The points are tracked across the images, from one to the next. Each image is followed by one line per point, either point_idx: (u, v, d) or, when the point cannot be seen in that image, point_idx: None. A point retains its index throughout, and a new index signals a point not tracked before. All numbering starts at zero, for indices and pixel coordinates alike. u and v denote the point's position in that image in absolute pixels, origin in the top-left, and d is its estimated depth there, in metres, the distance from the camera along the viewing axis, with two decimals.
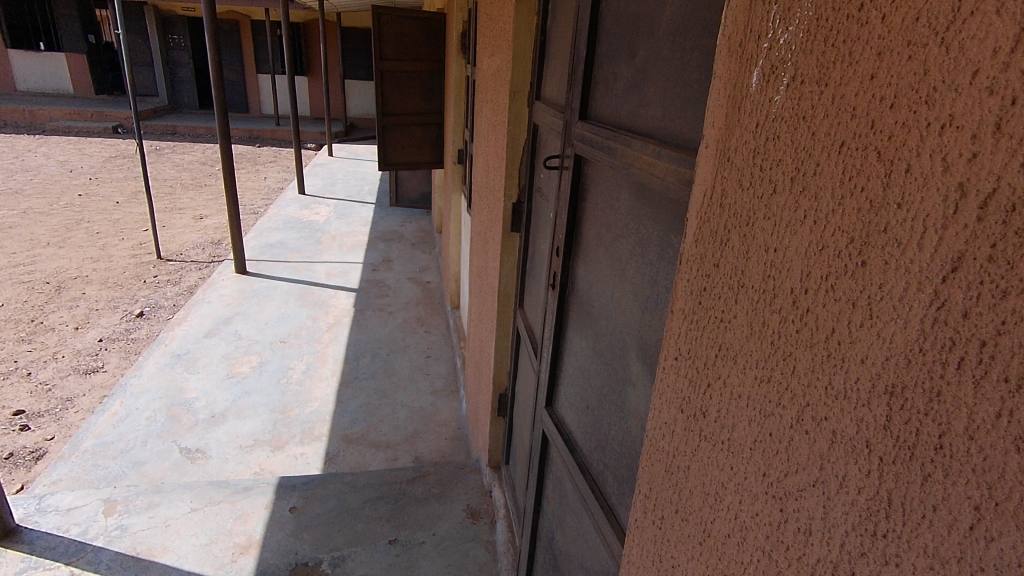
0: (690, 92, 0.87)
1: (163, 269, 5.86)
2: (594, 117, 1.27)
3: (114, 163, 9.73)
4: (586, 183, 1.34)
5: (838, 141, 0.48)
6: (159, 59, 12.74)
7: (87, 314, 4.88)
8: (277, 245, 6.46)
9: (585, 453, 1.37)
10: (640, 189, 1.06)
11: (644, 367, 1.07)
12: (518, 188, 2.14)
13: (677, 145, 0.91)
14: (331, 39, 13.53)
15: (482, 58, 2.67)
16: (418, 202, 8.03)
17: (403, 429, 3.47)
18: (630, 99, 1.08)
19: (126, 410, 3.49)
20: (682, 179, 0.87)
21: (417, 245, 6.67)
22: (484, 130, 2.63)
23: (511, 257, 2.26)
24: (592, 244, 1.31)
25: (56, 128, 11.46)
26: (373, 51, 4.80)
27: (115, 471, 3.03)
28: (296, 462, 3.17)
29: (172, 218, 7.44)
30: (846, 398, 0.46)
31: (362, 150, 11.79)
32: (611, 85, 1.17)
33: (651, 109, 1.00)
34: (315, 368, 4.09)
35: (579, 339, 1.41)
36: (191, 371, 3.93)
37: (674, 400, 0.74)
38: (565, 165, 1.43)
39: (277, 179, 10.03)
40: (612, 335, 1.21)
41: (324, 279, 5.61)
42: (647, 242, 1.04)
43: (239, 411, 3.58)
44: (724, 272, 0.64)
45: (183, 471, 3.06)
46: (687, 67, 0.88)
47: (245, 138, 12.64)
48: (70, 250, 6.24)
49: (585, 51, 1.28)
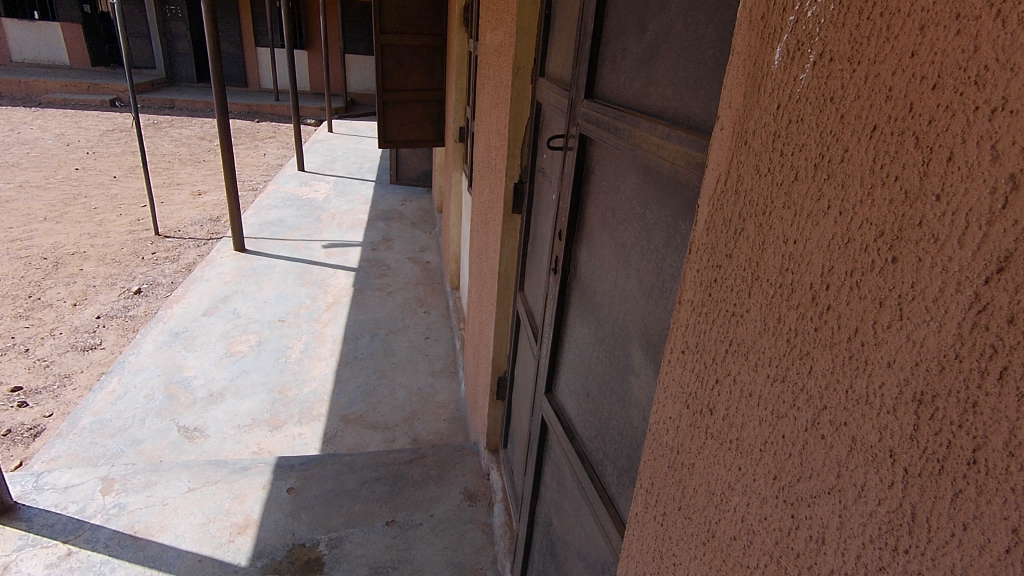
0: (703, 71, 0.83)
1: (161, 246, 5.80)
2: (600, 96, 1.21)
3: (112, 137, 9.61)
4: (590, 165, 1.28)
5: (870, 123, 0.43)
6: (156, 31, 12.54)
7: (84, 290, 4.83)
8: (276, 222, 6.40)
9: (585, 442, 1.35)
10: (646, 172, 1.02)
11: (647, 357, 1.05)
12: (519, 168, 2.09)
13: (687, 126, 0.88)
14: (330, 11, 13.29)
15: (485, 33, 2.59)
16: (419, 181, 7.95)
17: (401, 410, 3.47)
18: (639, 78, 1.03)
19: (124, 388, 3.49)
20: (693, 162, 0.84)
21: (417, 225, 6.62)
22: (486, 108, 2.55)
23: (513, 239, 2.22)
24: (596, 229, 1.27)
25: (52, 101, 11.33)
26: (374, 24, 4.68)
27: (114, 449, 3.02)
28: (295, 442, 3.17)
29: (170, 194, 7.36)
30: (869, 403, 0.43)
31: (361, 126, 11.66)
32: (619, 62, 1.11)
33: (659, 89, 0.96)
34: (313, 347, 4.07)
35: (580, 324, 1.38)
36: (189, 350, 3.91)
37: (680, 395, 0.71)
38: (568, 147, 1.37)
39: (277, 155, 9.91)
40: (614, 321, 1.19)
41: (323, 258, 5.56)
42: (655, 228, 1.00)
43: (237, 389, 3.57)
44: (738, 263, 0.59)
45: (182, 449, 3.05)
46: (701, 43, 0.83)
47: (244, 112, 12.48)
48: (67, 225, 6.19)
49: (591, 25, 1.21)
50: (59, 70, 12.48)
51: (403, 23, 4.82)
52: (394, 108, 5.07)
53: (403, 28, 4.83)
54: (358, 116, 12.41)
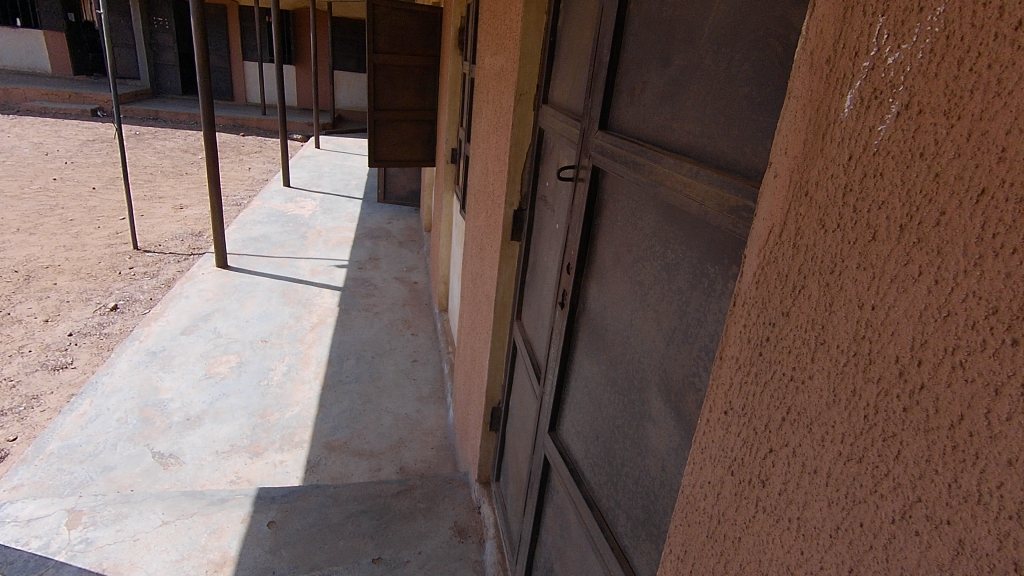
0: (737, 110, 0.80)
1: (140, 260, 5.63)
2: (615, 128, 1.17)
3: (92, 148, 9.41)
4: (602, 198, 1.24)
5: (977, 187, 0.39)
6: (142, 42, 12.42)
7: (57, 305, 4.65)
8: (260, 239, 6.28)
9: (594, 486, 1.29)
10: (667, 209, 0.98)
11: (667, 404, 1.01)
12: (519, 195, 2.05)
13: (717, 166, 0.84)
14: (321, 28, 13.32)
15: (485, 57, 2.57)
16: (407, 199, 7.91)
17: (387, 437, 3.36)
18: (663, 113, 0.98)
19: (96, 411, 3.33)
20: (725, 205, 0.80)
21: (405, 244, 6.55)
22: (484, 132, 2.52)
23: (510, 266, 2.16)
24: (608, 266, 1.22)
25: (32, 109, 11.10)
26: (368, 43, 4.66)
27: (82, 476, 2.87)
28: (275, 470, 3.04)
29: (151, 207, 7.19)
30: (982, 503, 0.38)
31: (349, 142, 11.63)
32: (638, 95, 1.07)
33: (684, 125, 0.92)
34: (297, 370, 3.95)
35: (590, 362, 1.32)
36: (166, 370, 3.77)
37: (724, 459, 0.66)
38: (578, 179, 1.33)
39: (262, 170, 9.79)
40: (629, 363, 1.14)
41: (308, 276, 5.45)
42: (677, 269, 0.96)
43: (216, 413, 3.43)
44: (797, 323, 0.55)
45: (155, 478, 2.91)
46: (735, 81, 0.80)
47: (229, 126, 12.36)
48: (41, 237, 5.99)
49: (607, 56, 1.17)
50: (39, 78, 12.25)
51: (397, 43, 4.81)
52: (386, 126, 5.02)
53: (396, 47, 4.83)
54: (346, 132, 12.36)
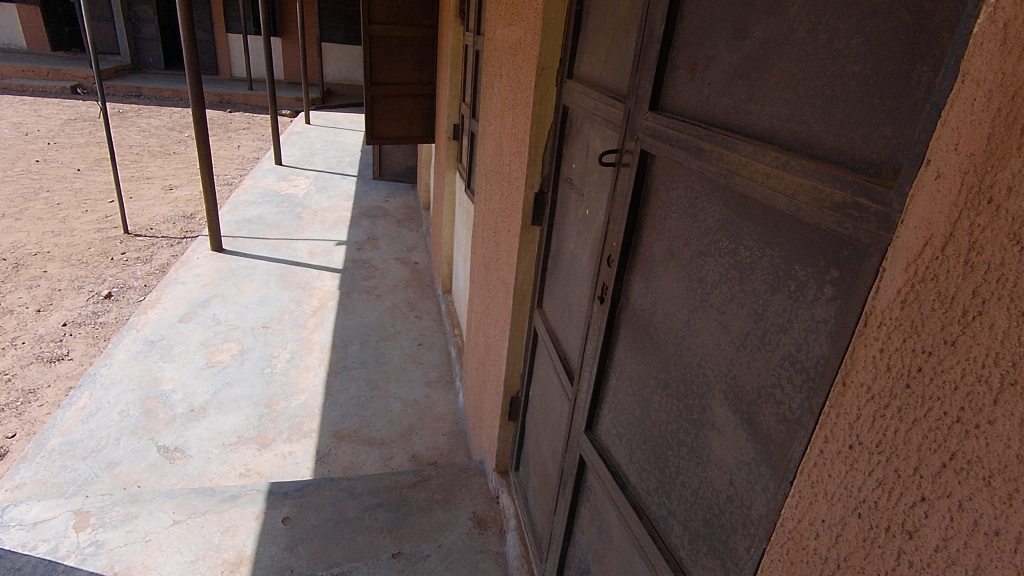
0: (844, 91, 0.69)
1: (132, 245, 5.47)
2: (669, 108, 1.06)
3: (74, 127, 9.10)
4: (651, 185, 1.13)
5: None
6: (121, 14, 11.96)
7: (49, 294, 4.50)
8: (255, 220, 6.12)
9: (639, 492, 1.22)
10: (740, 201, 0.88)
11: (734, 414, 0.92)
12: (540, 177, 1.93)
13: (812, 156, 0.74)
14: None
15: (496, 28, 2.42)
16: (403, 176, 7.72)
17: (398, 424, 3.30)
18: (736, 92, 0.87)
19: (96, 404, 3.24)
20: (826, 201, 0.71)
21: (403, 223, 6.40)
22: (496, 110, 2.38)
23: (530, 252, 2.06)
24: (658, 260, 1.12)
25: (9, 87, 10.71)
26: (362, 14, 4.45)
27: (86, 473, 2.79)
28: (285, 462, 2.98)
29: (140, 189, 6.98)
30: None
31: (340, 118, 11.33)
32: (700, 71, 0.96)
33: (766, 107, 0.81)
34: (301, 356, 3.87)
35: (633, 360, 1.23)
36: (166, 360, 3.67)
37: (848, 499, 0.58)
38: (621, 164, 1.22)
39: (252, 148, 9.52)
40: (684, 366, 1.05)
41: (306, 259, 5.32)
42: (753, 269, 0.86)
43: (220, 404, 3.35)
44: (969, 356, 0.46)
45: (162, 472, 2.84)
46: (840, 59, 0.69)
47: (216, 102, 12.00)
48: (27, 222, 5.79)
49: (661, 26, 1.05)
50: (15, 54, 11.79)
51: (393, 14, 4.60)
52: (383, 102, 4.84)
53: (392, 18, 4.61)
54: (336, 107, 12.02)
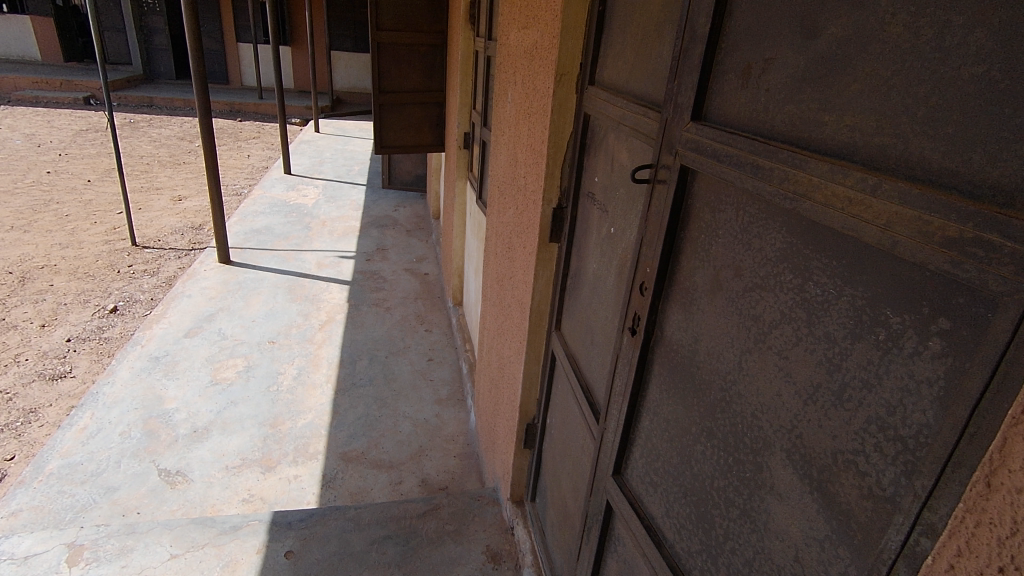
0: (958, 99, 0.55)
1: (139, 257, 5.40)
2: (714, 118, 0.92)
3: (85, 138, 9.11)
4: (692, 206, 1.00)
5: None
6: (133, 25, 12.07)
7: (54, 309, 4.43)
8: (263, 231, 6.05)
9: (676, 551, 1.07)
10: (810, 228, 0.74)
11: (800, 479, 0.78)
12: (559, 191, 1.79)
13: (908, 178, 0.60)
14: (316, 7, 12.90)
15: (509, 32, 2.30)
16: (413, 185, 7.64)
17: (407, 445, 3.17)
18: (803, 100, 0.74)
19: (97, 425, 3.14)
20: (934, 237, 0.57)
21: (412, 232, 6.31)
22: (510, 119, 2.26)
23: (547, 270, 1.92)
24: (701, 290, 0.98)
25: (23, 98, 10.81)
26: (370, 21, 4.36)
27: (84, 499, 2.69)
28: (290, 486, 2.85)
29: (149, 200, 6.94)
30: None
31: (349, 126, 11.31)
32: (755, 76, 0.82)
33: (847, 117, 0.67)
34: (307, 373, 3.75)
35: (669, 401, 1.09)
36: (170, 378, 3.57)
37: None
38: (656, 181, 1.08)
39: (261, 157, 9.49)
40: (734, 415, 0.91)
41: (314, 270, 5.22)
42: (827, 311, 0.72)
43: (224, 424, 3.24)
44: None
45: (163, 498, 2.73)
46: (953, 62, 0.55)
47: (226, 111, 12.03)
48: (36, 234, 5.75)
49: (707, 24, 0.91)
50: (29, 66, 11.89)
51: (402, 20, 4.51)
52: (392, 111, 4.75)
53: (401, 25, 4.52)
54: (345, 115, 11.99)
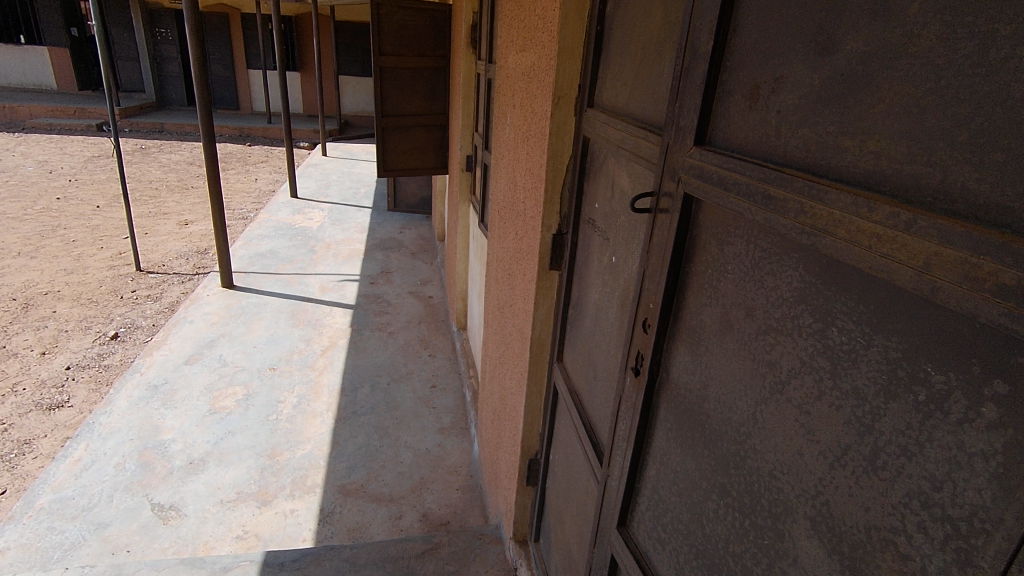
0: (1005, 124, 0.47)
1: (143, 282, 5.39)
2: (719, 143, 0.84)
3: (96, 164, 9.22)
4: (698, 238, 0.91)
5: None
6: (145, 53, 12.32)
7: (55, 336, 4.40)
8: (268, 254, 6.03)
9: None
10: (830, 266, 0.65)
11: (826, 555, 0.68)
12: (559, 217, 1.71)
13: (949, 214, 0.51)
14: (325, 34, 13.12)
15: (508, 54, 2.25)
16: (418, 207, 7.63)
17: (408, 477, 3.06)
18: (819, 123, 0.65)
19: (92, 456, 3.07)
20: (985, 285, 0.47)
21: (417, 255, 6.26)
22: (509, 143, 2.19)
23: (548, 299, 1.84)
24: (709, 330, 0.89)
25: (37, 126, 11.01)
26: (373, 45, 4.36)
27: (74, 536, 2.60)
28: (286, 522, 2.75)
29: (155, 224, 6.96)
30: None
31: (356, 149, 11.39)
32: (763, 97, 0.74)
33: (872, 142, 0.59)
34: (308, 401, 3.66)
35: (677, 450, 0.99)
36: (168, 407, 3.50)
37: None
38: (658, 210, 1.00)
39: (268, 181, 9.55)
40: (749, 472, 0.81)
41: (318, 294, 5.18)
42: (853, 363, 0.63)
43: (221, 455, 3.16)
44: None
45: (154, 535, 2.63)
46: (1000, 79, 0.47)
47: (236, 136, 12.18)
48: (42, 261, 5.76)
49: (709, 41, 0.84)
50: (44, 94, 12.13)
51: (404, 44, 4.51)
52: (395, 134, 4.73)
53: (404, 49, 4.52)
54: (352, 138, 12.09)
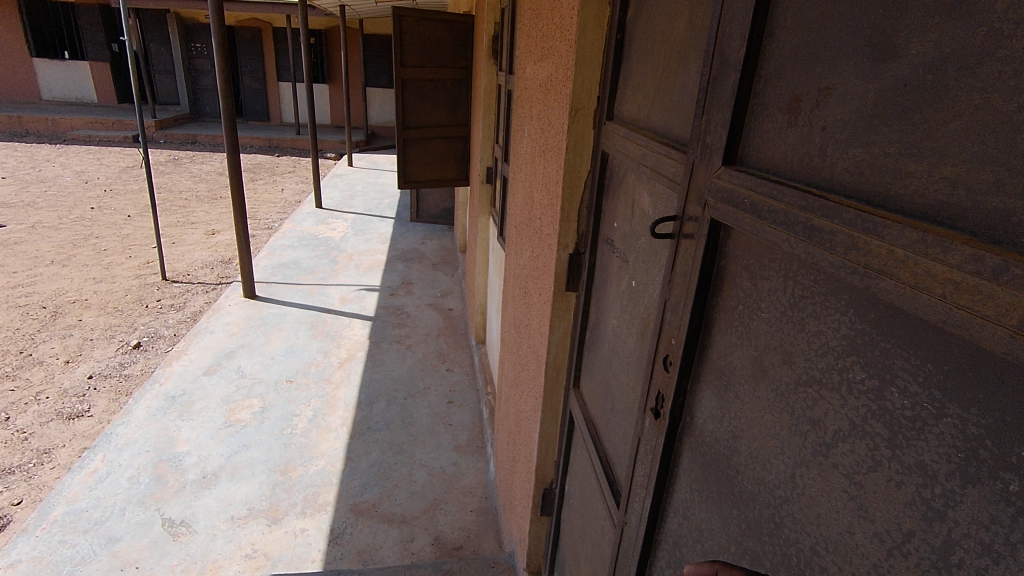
0: None
1: (168, 292, 5.45)
2: (753, 163, 0.74)
3: (130, 174, 9.47)
4: (727, 270, 0.81)
5: None
6: (181, 67, 12.67)
7: (80, 344, 4.46)
8: (290, 265, 6.06)
9: None
10: (891, 315, 0.54)
11: None
12: (576, 235, 1.62)
13: None
14: (353, 47, 13.32)
15: (526, 64, 2.17)
16: (440, 218, 7.60)
17: (421, 497, 2.97)
18: (876, 142, 0.55)
19: (107, 468, 3.06)
20: None
21: (438, 266, 6.22)
22: (527, 156, 2.11)
23: (565, 321, 1.74)
24: (739, 374, 0.78)
25: (77, 137, 11.39)
26: (395, 57, 4.35)
27: (84, 551, 2.58)
28: (296, 542, 2.68)
29: (183, 234, 7.08)
30: None
31: (382, 159, 11.48)
32: (806, 111, 0.64)
33: (945, 169, 0.48)
34: (323, 415, 3.62)
35: (702, 505, 0.88)
36: (184, 419, 3.48)
37: None
38: (682, 235, 0.90)
39: (295, 191, 9.67)
40: (786, 545, 0.69)
41: (338, 305, 5.16)
42: (920, 433, 0.51)
43: (234, 470, 3.12)
44: None
45: (163, 552, 2.59)
46: None
47: (265, 147, 12.40)
48: (73, 269, 5.89)
49: (741, 49, 0.73)
50: (85, 107, 12.57)
51: (426, 56, 4.48)
52: (416, 146, 4.70)
53: (426, 60, 4.49)
54: (378, 149, 12.20)
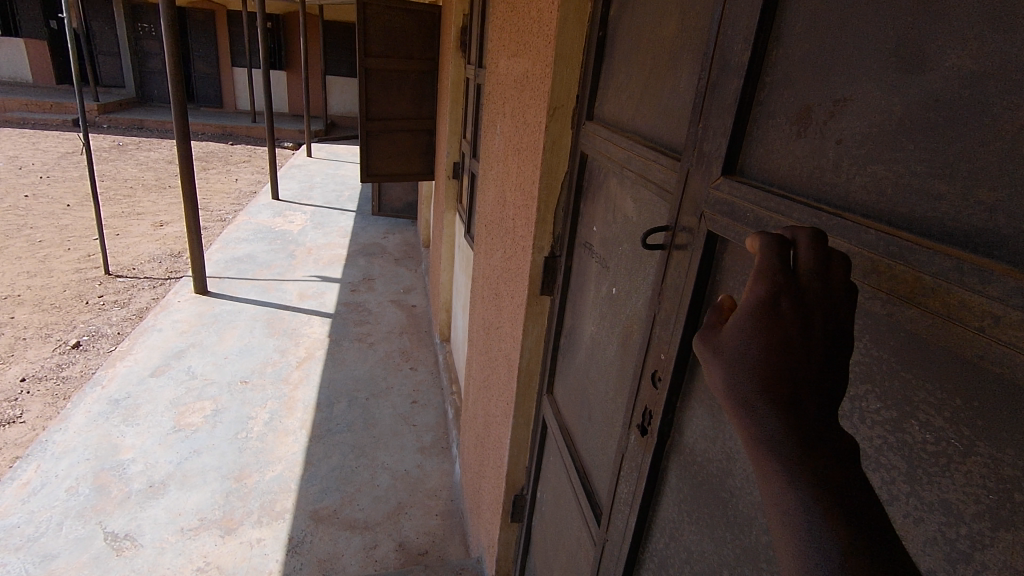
0: None
1: (111, 287, 5.14)
2: (755, 173, 0.70)
3: (69, 161, 8.90)
4: (723, 283, 0.77)
5: None
6: (126, 48, 11.99)
7: (11, 344, 4.15)
8: (245, 259, 5.81)
9: None
10: (914, 344, 0.50)
11: None
12: (552, 238, 1.57)
13: None
14: (313, 33, 12.91)
15: (499, 59, 2.11)
16: (403, 212, 7.45)
17: (385, 502, 2.89)
18: (900, 158, 0.51)
19: (42, 479, 2.84)
20: None
21: (401, 261, 6.08)
22: (499, 154, 2.05)
23: (539, 324, 1.69)
24: None
25: (9, 120, 10.63)
26: (358, 46, 4.20)
27: (16, 571, 2.38)
28: (251, 553, 2.55)
29: (129, 225, 6.69)
30: None
31: (342, 150, 11.18)
32: (817, 123, 0.60)
33: (982, 195, 0.45)
34: (280, 418, 3.47)
35: (690, 525, 0.84)
36: (129, 424, 3.28)
37: None
38: (673, 246, 0.86)
39: (250, 182, 9.30)
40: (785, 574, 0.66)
41: (296, 302, 4.97)
42: (946, 471, 0.48)
43: (184, 478, 2.95)
44: None
45: (105, 568, 2.43)
46: None
47: (218, 135, 11.88)
48: (4, 262, 5.49)
49: (745, 51, 0.69)
50: (19, 88, 11.75)
51: (391, 46, 4.35)
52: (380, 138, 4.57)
53: (391, 51, 4.36)
54: (338, 140, 11.88)
